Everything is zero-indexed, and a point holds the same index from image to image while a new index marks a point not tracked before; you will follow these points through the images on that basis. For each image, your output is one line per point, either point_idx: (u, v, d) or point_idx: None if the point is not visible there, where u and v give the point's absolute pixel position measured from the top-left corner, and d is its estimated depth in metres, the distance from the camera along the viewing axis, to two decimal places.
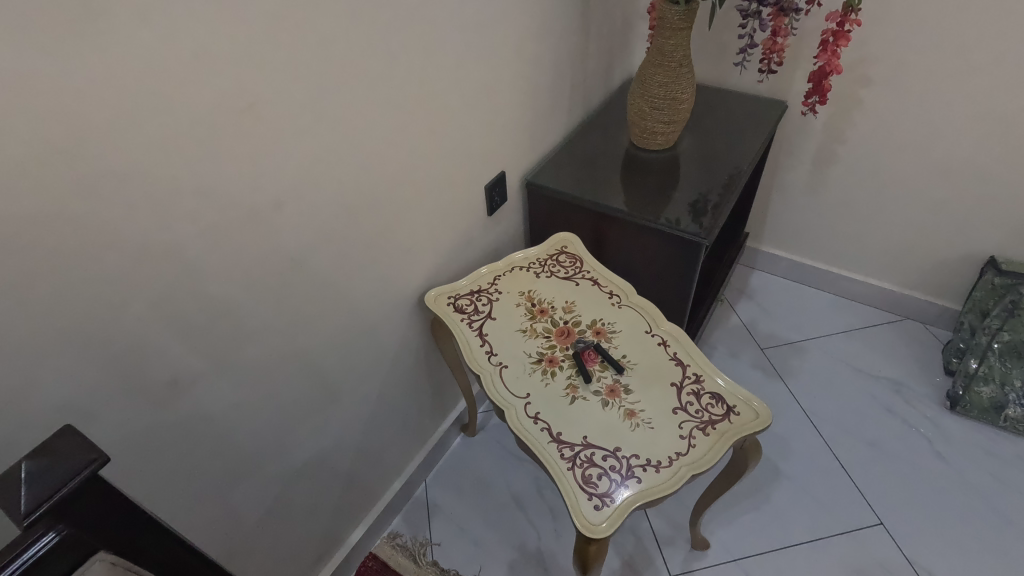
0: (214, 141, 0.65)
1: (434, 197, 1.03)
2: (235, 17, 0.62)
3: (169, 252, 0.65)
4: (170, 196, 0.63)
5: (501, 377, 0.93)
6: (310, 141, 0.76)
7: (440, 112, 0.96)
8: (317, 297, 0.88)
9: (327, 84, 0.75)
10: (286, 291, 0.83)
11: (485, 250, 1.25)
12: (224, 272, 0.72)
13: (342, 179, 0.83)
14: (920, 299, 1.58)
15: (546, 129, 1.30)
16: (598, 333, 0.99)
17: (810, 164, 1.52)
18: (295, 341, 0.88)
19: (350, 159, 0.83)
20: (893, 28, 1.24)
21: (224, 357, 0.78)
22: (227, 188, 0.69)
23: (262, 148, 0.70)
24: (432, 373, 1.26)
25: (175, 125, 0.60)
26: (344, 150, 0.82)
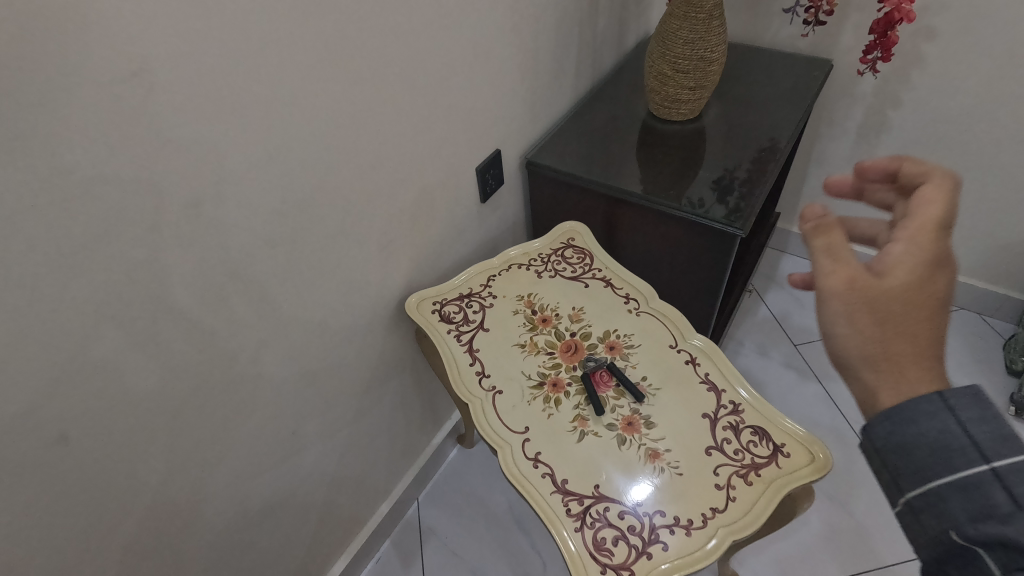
0: (93, 123, 0.46)
1: (414, 184, 0.85)
2: None
3: (41, 280, 0.47)
4: (32, 201, 0.44)
5: (494, 406, 0.77)
6: (246, 122, 0.57)
7: (418, 78, 0.78)
8: (270, 316, 0.71)
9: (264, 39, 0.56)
10: (230, 315, 0.65)
11: (479, 242, 1.07)
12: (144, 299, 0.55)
13: (294, 169, 0.65)
14: (978, 287, 1.39)
15: (549, 98, 1.11)
16: (612, 348, 0.82)
17: (856, 134, 1.32)
18: (249, 371, 0.72)
19: (305, 140, 0.65)
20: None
21: (152, 402, 0.61)
22: (126, 188, 0.50)
23: (180, 130, 0.52)
24: (420, 384, 1.10)
25: (28, 100, 0.42)
26: (295, 128, 0.63)
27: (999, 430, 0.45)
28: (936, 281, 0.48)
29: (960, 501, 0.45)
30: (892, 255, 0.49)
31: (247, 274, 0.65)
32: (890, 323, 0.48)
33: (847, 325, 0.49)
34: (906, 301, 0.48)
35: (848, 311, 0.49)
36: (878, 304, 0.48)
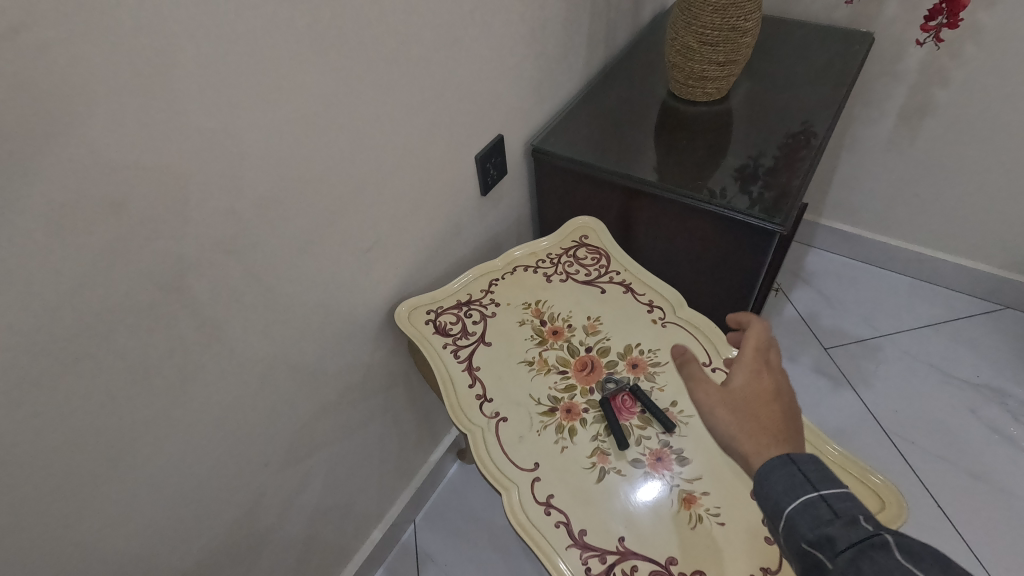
0: None
1: (403, 175, 0.73)
2: None
3: None
4: None
5: (498, 438, 0.65)
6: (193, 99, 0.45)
7: (406, 48, 0.65)
8: (239, 338, 0.59)
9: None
10: (186, 340, 0.53)
11: (479, 240, 0.95)
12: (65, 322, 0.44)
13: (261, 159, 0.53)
14: None
15: (558, 76, 0.98)
16: (635, 366, 0.70)
17: (898, 116, 1.19)
18: (213, 402, 0.60)
19: (268, 123, 0.53)
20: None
21: (84, 447, 0.50)
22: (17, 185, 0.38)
23: (88, 104, 0.40)
24: (415, 399, 0.99)
25: None
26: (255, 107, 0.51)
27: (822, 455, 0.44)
28: (776, 376, 0.51)
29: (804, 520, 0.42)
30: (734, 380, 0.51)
31: (200, 286, 0.53)
32: (755, 409, 0.48)
33: (723, 419, 0.49)
34: (757, 391, 0.49)
35: (714, 410, 0.49)
36: (733, 397, 0.49)
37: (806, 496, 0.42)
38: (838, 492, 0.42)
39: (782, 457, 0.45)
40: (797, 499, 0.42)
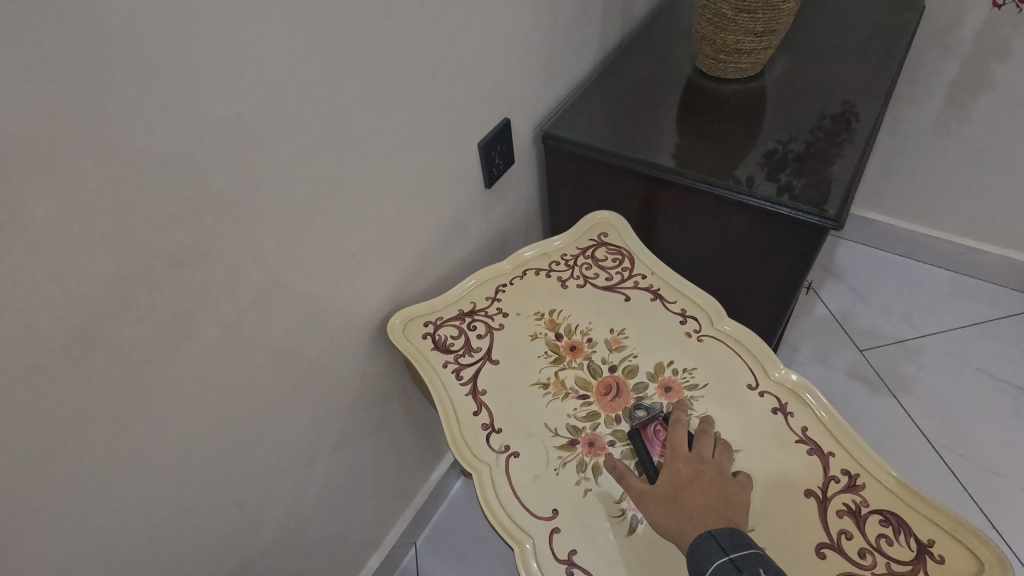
0: None
1: (395, 166, 0.63)
2: None
3: None
4: None
5: (508, 478, 0.55)
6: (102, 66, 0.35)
7: (395, 13, 0.54)
8: (191, 364, 0.49)
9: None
10: (116, 367, 0.43)
11: (483, 239, 0.85)
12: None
13: (210, 145, 0.43)
14: None
15: (572, 51, 0.87)
16: (668, 390, 0.60)
17: (946, 94, 1.07)
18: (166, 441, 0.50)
19: (220, 98, 0.42)
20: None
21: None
22: None
23: None
24: (414, 416, 0.89)
25: None
26: (196, 75, 0.40)
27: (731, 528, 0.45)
28: (698, 454, 0.51)
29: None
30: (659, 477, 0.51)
31: (135, 307, 0.43)
32: (679, 495, 0.48)
33: (654, 510, 0.49)
34: (680, 473, 0.50)
35: (643, 503, 0.49)
36: (658, 484, 0.50)
37: (720, 564, 0.43)
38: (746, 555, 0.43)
39: (703, 531, 0.45)
40: (713, 570, 0.43)
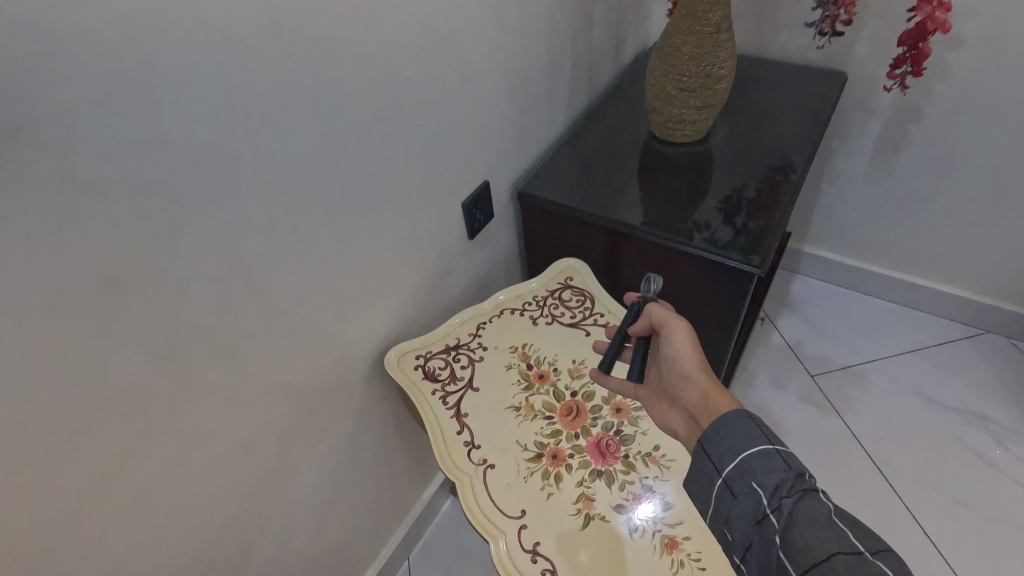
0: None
1: (392, 227, 0.76)
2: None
3: None
4: None
5: (485, 485, 0.67)
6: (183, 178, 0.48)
7: (394, 111, 0.68)
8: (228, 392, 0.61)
9: (201, 68, 0.46)
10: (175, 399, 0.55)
11: (467, 282, 0.98)
12: (56, 393, 0.45)
13: (248, 223, 0.56)
14: (1007, 309, 1.30)
15: (542, 120, 1.01)
16: (619, 411, 0.72)
17: (873, 150, 1.23)
18: (208, 458, 0.61)
19: (259, 188, 0.55)
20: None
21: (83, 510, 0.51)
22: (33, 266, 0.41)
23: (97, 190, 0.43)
24: (407, 440, 1.00)
25: None
26: (244, 175, 0.53)
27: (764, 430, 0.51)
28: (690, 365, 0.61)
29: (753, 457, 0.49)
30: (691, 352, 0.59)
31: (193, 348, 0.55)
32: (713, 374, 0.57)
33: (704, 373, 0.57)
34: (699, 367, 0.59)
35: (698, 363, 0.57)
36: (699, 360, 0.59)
37: (765, 449, 0.49)
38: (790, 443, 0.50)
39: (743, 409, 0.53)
40: (755, 449, 0.49)
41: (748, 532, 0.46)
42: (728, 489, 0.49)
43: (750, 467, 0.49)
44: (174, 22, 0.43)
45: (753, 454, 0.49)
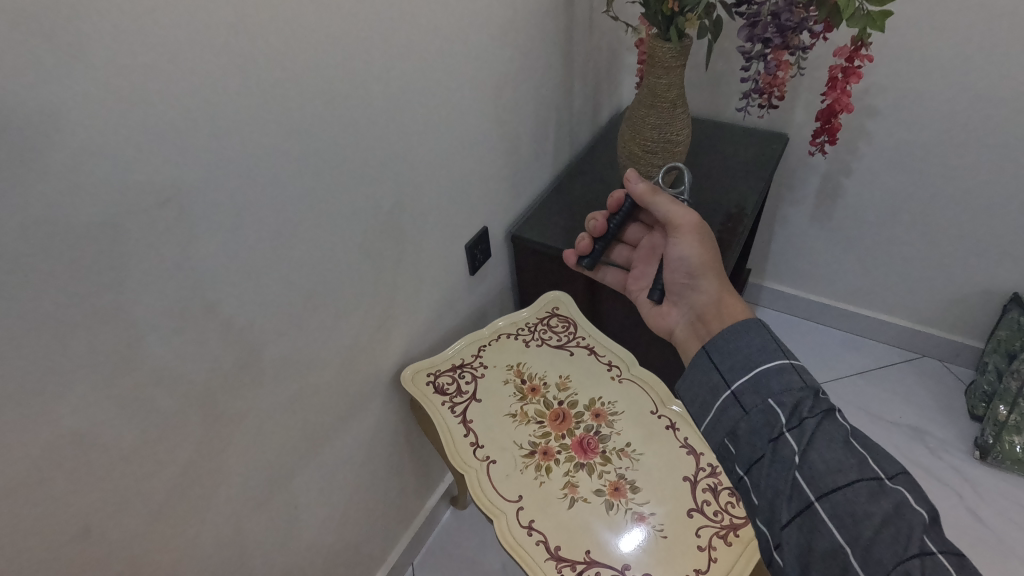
0: (156, 241, 0.55)
1: (408, 267, 0.92)
2: (203, 117, 0.55)
3: (108, 375, 0.55)
4: (111, 310, 0.53)
5: (488, 476, 0.81)
6: (257, 230, 0.65)
7: (413, 174, 0.86)
8: (274, 397, 0.76)
9: (272, 149, 0.63)
10: (238, 398, 0.71)
11: (468, 312, 1.14)
12: (157, 389, 0.60)
13: (298, 262, 0.72)
14: (937, 335, 1.49)
15: (531, 174, 1.20)
16: (598, 416, 0.87)
17: (815, 199, 1.43)
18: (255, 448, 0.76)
19: (307, 236, 0.72)
20: (913, 45, 1.12)
21: (163, 483, 0.65)
22: (169, 295, 0.58)
23: (218, 239, 0.61)
24: (414, 452, 1.14)
25: (119, 233, 0.52)
26: (298, 227, 0.70)
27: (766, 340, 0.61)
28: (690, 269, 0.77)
29: (773, 378, 0.57)
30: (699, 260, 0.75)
31: (255, 359, 0.71)
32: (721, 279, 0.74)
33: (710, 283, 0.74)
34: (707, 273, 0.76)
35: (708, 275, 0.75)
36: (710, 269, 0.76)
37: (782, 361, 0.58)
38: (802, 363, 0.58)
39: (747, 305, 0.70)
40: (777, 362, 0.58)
41: (762, 447, 0.55)
42: (746, 406, 0.57)
43: (772, 386, 0.57)
44: (268, 123, 0.61)
45: (774, 371, 0.58)
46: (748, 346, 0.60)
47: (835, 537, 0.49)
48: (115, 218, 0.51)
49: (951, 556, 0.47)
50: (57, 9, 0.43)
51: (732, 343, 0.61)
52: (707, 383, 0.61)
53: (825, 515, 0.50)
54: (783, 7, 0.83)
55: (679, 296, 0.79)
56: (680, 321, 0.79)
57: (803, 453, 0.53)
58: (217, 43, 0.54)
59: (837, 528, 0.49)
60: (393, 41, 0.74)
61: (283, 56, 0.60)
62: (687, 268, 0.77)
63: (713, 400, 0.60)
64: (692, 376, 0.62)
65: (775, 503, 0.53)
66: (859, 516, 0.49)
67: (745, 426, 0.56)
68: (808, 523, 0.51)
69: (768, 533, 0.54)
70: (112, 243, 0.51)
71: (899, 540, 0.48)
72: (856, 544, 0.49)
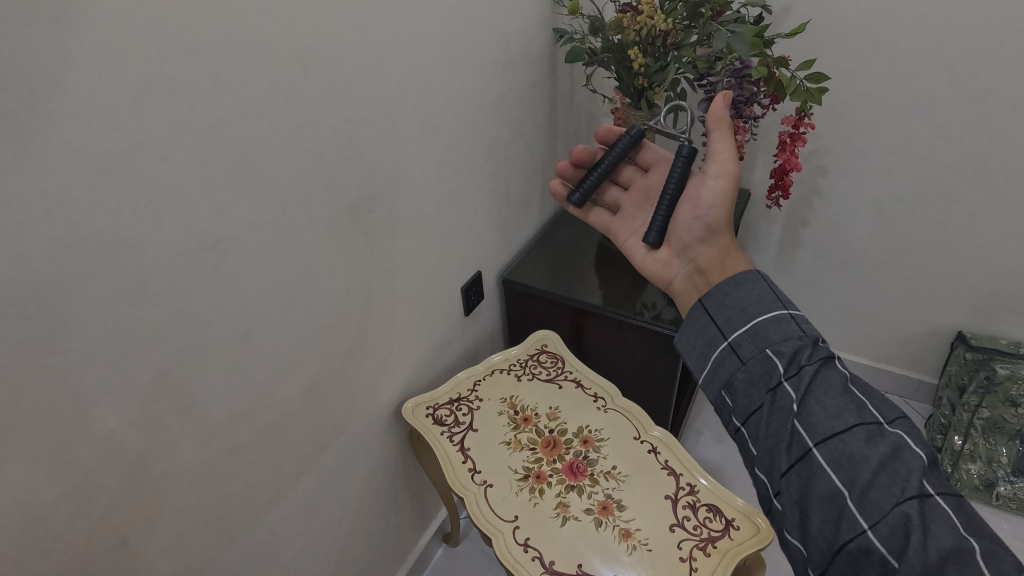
0: (200, 278, 0.64)
1: (409, 306, 1.01)
2: (247, 176, 0.65)
3: (150, 395, 0.63)
4: (159, 339, 0.62)
5: (486, 499, 0.88)
6: (282, 270, 0.74)
7: (417, 224, 0.97)
8: (285, 422, 0.83)
9: (300, 201, 0.73)
10: (254, 422, 0.78)
11: (462, 350, 1.22)
12: (187, 409, 0.68)
13: (314, 300, 0.81)
14: (895, 372, 1.62)
15: (520, 225, 1.32)
16: (585, 442, 0.95)
17: (777, 248, 1.57)
18: (265, 470, 0.83)
19: (323, 277, 0.81)
20: (851, 114, 1.29)
21: (183, 498, 0.72)
22: (205, 326, 0.66)
23: (251, 278, 0.70)
24: (410, 484, 1.19)
25: (176, 272, 0.61)
26: (315, 269, 0.79)
27: (765, 291, 0.66)
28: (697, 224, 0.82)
29: (772, 329, 0.63)
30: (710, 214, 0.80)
31: (272, 385, 0.79)
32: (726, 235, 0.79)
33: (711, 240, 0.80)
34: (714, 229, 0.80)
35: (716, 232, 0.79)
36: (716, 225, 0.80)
37: (780, 313, 0.64)
38: (799, 314, 0.64)
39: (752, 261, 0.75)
40: (777, 313, 0.64)
41: (760, 397, 0.62)
42: (744, 357, 0.64)
43: (770, 337, 0.63)
44: (298, 179, 0.72)
45: (773, 321, 0.64)
46: (748, 297, 0.67)
47: (834, 481, 0.56)
48: (174, 261, 0.60)
49: (946, 495, 0.53)
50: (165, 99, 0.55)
51: (730, 295, 0.68)
52: (705, 336, 0.68)
53: (823, 459, 0.57)
54: (735, 85, 0.98)
55: (680, 246, 0.84)
56: (679, 273, 0.84)
57: (801, 400, 0.59)
58: (259, 116, 0.64)
59: (835, 471, 0.56)
60: (402, 111, 0.86)
61: (313, 124, 0.71)
62: (703, 221, 0.81)
63: (711, 352, 0.67)
64: (692, 329, 0.70)
65: (775, 451, 0.60)
66: (857, 459, 0.55)
67: (742, 376, 0.63)
68: (806, 467, 0.57)
69: (769, 480, 0.61)
70: (171, 281, 0.61)
71: (898, 483, 0.54)
72: (854, 486, 0.55)
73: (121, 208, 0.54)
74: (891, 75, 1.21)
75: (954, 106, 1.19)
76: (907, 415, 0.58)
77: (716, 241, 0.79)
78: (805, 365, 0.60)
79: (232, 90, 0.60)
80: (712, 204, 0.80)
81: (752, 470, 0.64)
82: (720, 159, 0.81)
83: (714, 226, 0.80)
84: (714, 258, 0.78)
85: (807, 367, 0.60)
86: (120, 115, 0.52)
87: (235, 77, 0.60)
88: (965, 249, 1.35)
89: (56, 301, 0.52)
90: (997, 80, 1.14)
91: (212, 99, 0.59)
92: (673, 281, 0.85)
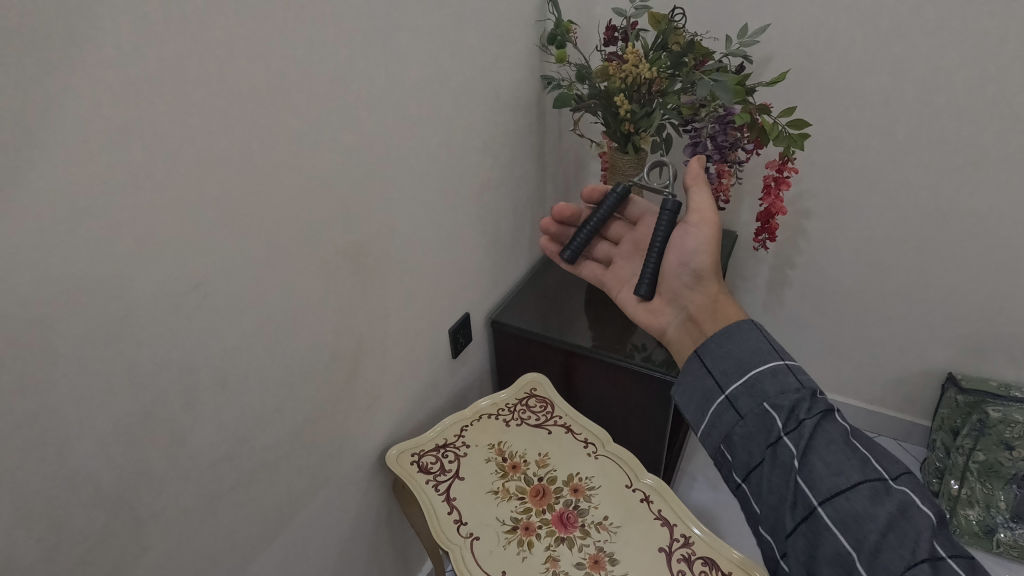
0: (178, 320, 0.61)
1: (395, 349, 0.99)
2: (232, 218, 0.64)
3: (126, 444, 0.60)
4: (137, 384, 0.59)
5: (473, 552, 0.84)
6: (265, 313, 0.72)
7: (405, 264, 0.96)
8: (264, 470, 0.80)
9: (283, 241, 0.72)
10: (234, 470, 0.75)
11: (450, 393, 1.19)
12: (163, 458, 0.64)
13: (298, 343, 0.79)
14: (887, 414, 1.61)
15: (509, 266, 1.31)
16: (576, 490, 0.92)
17: (766, 289, 1.58)
18: (242, 522, 0.79)
19: (307, 319, 0.79)
20: (832, 158, 1.32)
21: (158, 552, 0.68)
22: (184, 369, 0.64)
23: (233, 321, 0.68)
24: (394, 534, 1.14)
25: (157, 314, 0.59)
26: (299, 311, 0.77)
27: (758, 344, 0.65)
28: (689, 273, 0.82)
29: (769, 382, 0.62)
30: (699, 262, 0.80)
31: (253, 432, 0.76)
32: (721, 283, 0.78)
33: (706, 289, 0.79)
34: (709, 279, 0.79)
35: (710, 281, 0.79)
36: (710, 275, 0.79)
37: (781, 364, 0.63)
38: (796, 365, 0.63)
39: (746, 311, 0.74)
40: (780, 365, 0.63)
41: (760, 452, 0.60)
42: (742, 411, 0.62)
43: (767, 390, 0.61)
44: (283, 221, 0.71)
45: (764, 375, 0.62)
46: (741, 350, 0.65)
47: (841, 542, 0.54)
48: (155, 301, 0.59)
49: (959, 558, 0.50)
50: (151, 140, 0.54)
51: (724, 347, 0.66)
52: (702, 388, 0.66)
53: (829, 518, 0.55)
54: (720, 130, 1.00)
55: (674, 295, 0.83)
56: (672, 321, 0.83)
57: (802, 456, 0.58)
58: (247, 152, 0.64)
59: (842, 533, 0.54)
60: (390, 152, 0.86)
61: (300, 167, 0.71)
62: (692, 269, 0.80)
63: (708, 406, 0.65)
64: (688, 381, 0.68)
65: (779, 509, 0.58)
66: (863, 518, 0.53)
67: (741, 431, 0.61)
68: (812, 526, 0.56)
69: (775, 540, 0.59)
70: (152, 324, 0.59)
71: (906, 544, 0.52)
72: (863, 547, 0.53)
73: (100, 246, 0.52)
74: (870, 122, 1.25)
75: (933, 152, 1.23)
76: (910, 470, 0.56)
77: (704, 288, 0.79)
78: (804, 420, 0.59)
79: (222, 124, 0.60)
80: (697, 251, 0.80)
81: (757, 528, 0.62)
82: (701, 210, 0.82)
83: (701, 272, 0.80)
84: (703, 306, 0.78)
85: (806, 422, 0.59)
86: (105, 156, 0.51)
87: (222, 119, 0.60)
88: (950, 291, 1.36)
89: (34, 339, 0.50)
90: (972, 127, 1.18)
91: (199, 139, 0.58)
92: (667, 329, 0.84)
